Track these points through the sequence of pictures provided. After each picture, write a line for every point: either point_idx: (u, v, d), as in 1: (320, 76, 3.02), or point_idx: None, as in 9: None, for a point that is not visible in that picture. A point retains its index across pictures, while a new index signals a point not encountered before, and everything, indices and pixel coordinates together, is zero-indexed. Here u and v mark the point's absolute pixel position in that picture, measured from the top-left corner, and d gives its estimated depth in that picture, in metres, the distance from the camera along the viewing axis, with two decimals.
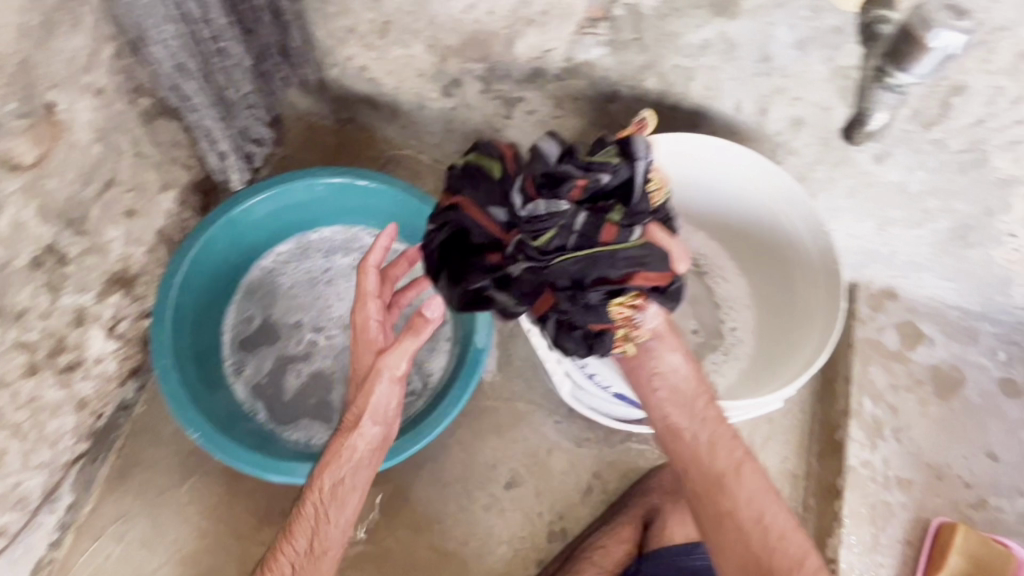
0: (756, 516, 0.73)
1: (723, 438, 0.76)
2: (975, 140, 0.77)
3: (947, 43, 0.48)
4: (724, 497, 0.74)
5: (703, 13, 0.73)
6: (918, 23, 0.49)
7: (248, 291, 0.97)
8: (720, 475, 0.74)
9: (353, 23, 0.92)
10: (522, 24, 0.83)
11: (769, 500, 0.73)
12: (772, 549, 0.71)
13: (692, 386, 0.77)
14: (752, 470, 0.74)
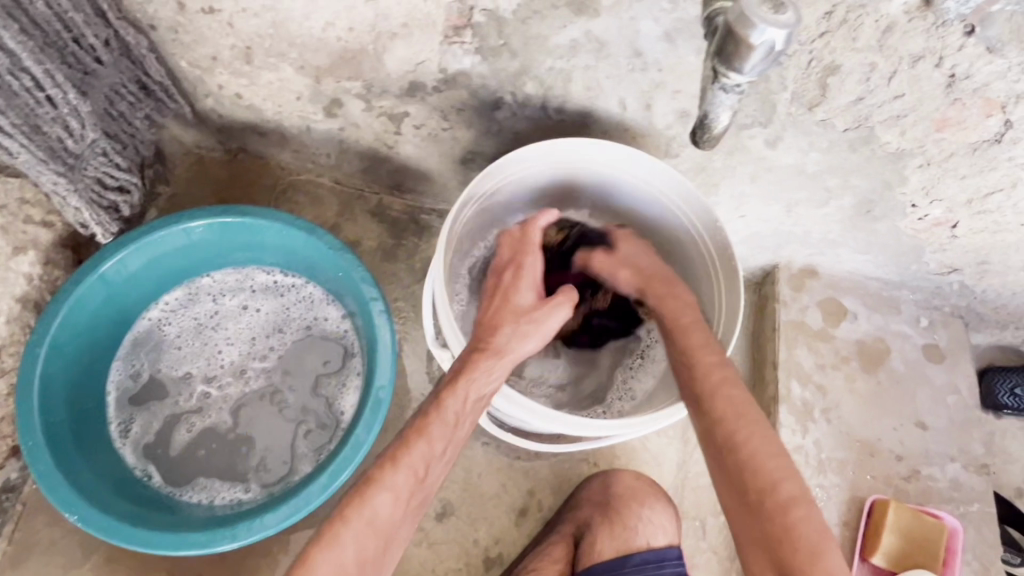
0: (727, 438, 0.63)
1: (709, 353, 0.70)
2: (859, 118, 0.75)
3: (771, 38, 0.42)
4: (716, 412, 0.65)
5: (564, 13, 0.69)
6: (738, 18, 0.43)
7: (132, 347, 0.92)
8: (712, 390, 0.67)
9: (213, 51, 0.86)
10: (386, 38, 0.78)
11: (765, 434, 0.62)
12: (756, 467, 0.60)
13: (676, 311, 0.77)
14: (754, 404, 0.65)
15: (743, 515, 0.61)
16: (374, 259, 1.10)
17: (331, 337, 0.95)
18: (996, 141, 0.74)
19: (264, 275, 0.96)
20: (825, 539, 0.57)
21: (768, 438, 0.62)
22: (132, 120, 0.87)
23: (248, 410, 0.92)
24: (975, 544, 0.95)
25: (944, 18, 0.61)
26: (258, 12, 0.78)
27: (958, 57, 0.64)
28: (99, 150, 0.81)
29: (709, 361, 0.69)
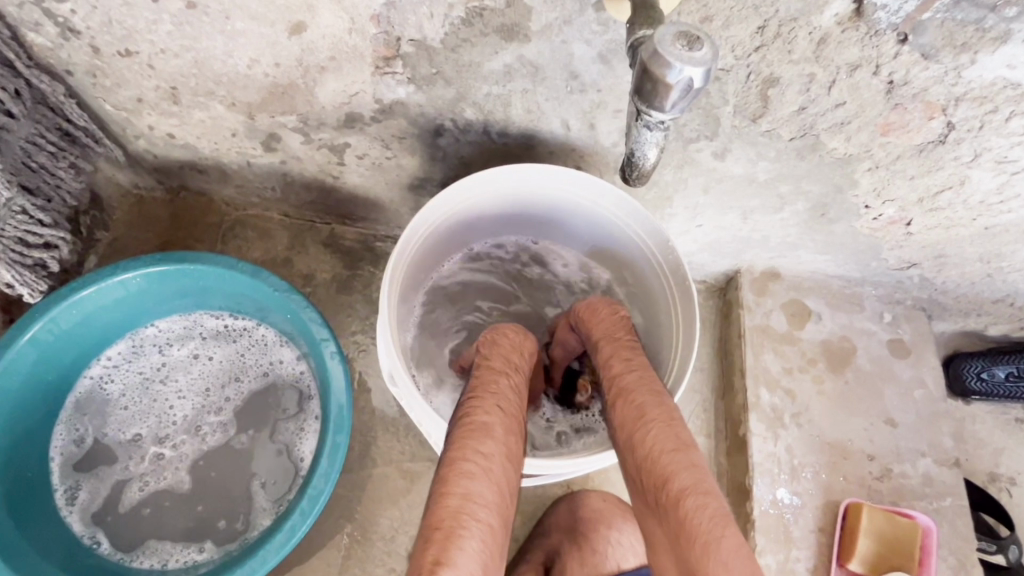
0: (631, 441, 0.67)
1: (619, 362, 0.74)
2: (804, 127, 0.74)
3: (688, 76, 0.42)
4: (620, 420, 0.69)
5: (494, 40, 0.66)
6: (652, 57, 0.42)
7: (75, 408, 0.88)
8: (618, 397, 0.71)
9: (136, 93, 0.81)
10: (315, 72, 0.75)
11: (660, 424, 0.65)
12: (650, 463, 0.63)
13: (605, 326, 0.79)
14: (654, 403, 0.68)
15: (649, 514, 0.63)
16: (329, 293, 1.06)
17: (286, 379, 0.92)
18: (940, 142, 0.74)
19: (211, 320, 0.93)
20: (717, 525, 0.57)
21: (669, 432, 0.65)
22: (55, 172, 0.82)
23: (204, 464, 0.89)
24: (950, 539, 0.95)
25: (877, 27, 0.59)
26: (177, 53, 0.74)
27: (894, 64, 0.63)
28: (16, 208, 0.76)
29: (616, 369, 0.73)
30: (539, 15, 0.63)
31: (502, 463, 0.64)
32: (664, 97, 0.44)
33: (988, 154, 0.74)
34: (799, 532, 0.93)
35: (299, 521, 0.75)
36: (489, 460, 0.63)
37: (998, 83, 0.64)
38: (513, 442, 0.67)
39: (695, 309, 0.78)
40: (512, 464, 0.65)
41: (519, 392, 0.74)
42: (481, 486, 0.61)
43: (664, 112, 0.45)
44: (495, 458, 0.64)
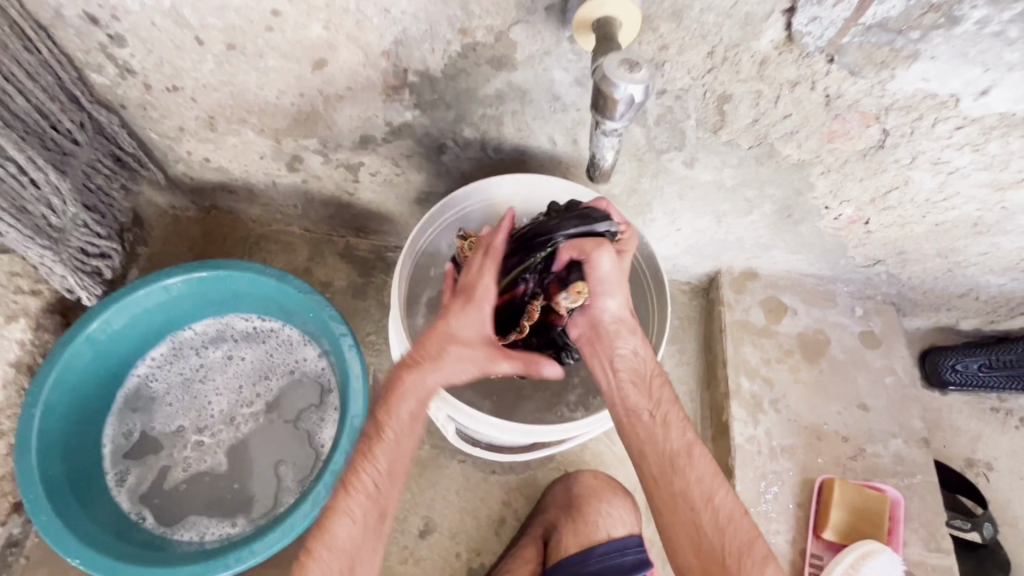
0: (708, 498, 0.70)
1: (677, 412, 0.74)
2: (760, 137, 0.84)
3: (630, 92, 0.53)
4: (696, 476, 0.71)
5: (486, 69, 0.78)
6: (601, 79, 0.54)
7: (124, 404, 0.99)
8: (690, 449, 0.72)
9: (179, 122, 0.93)
10: (335, 100, 0.87)
11: (720, 485, 0.71)
12: (731, 527, 0.70)
13: (649, 368, 0.76)
14: (704, 454, 0.72)
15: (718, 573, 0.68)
16: (345, 298, 1.17)
17: (309, 375, 1.02)
18: (880, 147, 0.84)
19: (242, 323, 1.04)
20: None
21: (727, 497, 0.71)
22: (108, 192, 0.95)
23: (240, 451, 0.99)
24: (920, 512, 1.03)
25: (806, 50, 0.70)
26: (216, 87, 0.86)
27: (827, 80, 0.74)
28: (80, 223, 0.88)
29: (678, 420, 0.74)
30: (523, 48, 0.74)
31: (322, 561, 0.68)
32: (613, 109, 0.56)
33: (923, 156, 0.84)
34: (778, 507, 1.02)
35: (322, 493, 0.84)
36: (320, 559, 0.68)
37: (919, 94, 0.74)
38: (354, 536, 0.70)
39: (667, 297, 0.90)
40: (336, 555, 0.69)
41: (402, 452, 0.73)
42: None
43: (614, 121, 0.56)
44: (318, 558, 0.68)
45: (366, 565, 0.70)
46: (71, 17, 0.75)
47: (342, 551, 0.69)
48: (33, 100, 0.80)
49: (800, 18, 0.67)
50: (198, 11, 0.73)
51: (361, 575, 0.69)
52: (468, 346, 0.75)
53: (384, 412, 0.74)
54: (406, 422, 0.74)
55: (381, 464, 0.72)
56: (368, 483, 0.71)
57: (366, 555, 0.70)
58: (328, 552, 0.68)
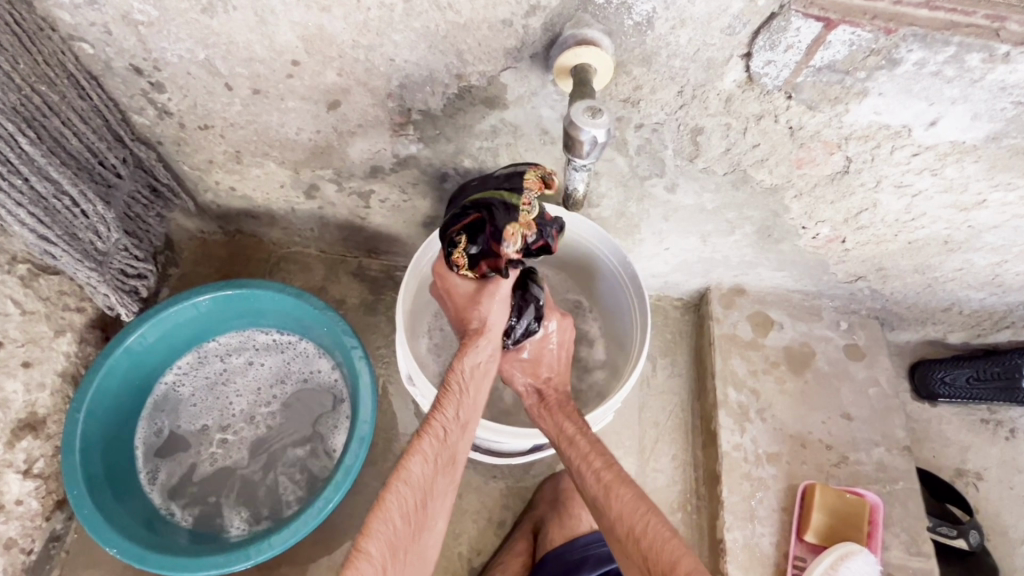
0: (628, 530, 0.76)
1: (596, 458, 0.83)
2: (733, 164, 0.92)
3: (595, 134, 0.67)
4: (614, 514, 0.78)
5: (482, 108, 0.87)
6: (571, 127, 0.67)
7: (155, 407, 1.08)
8: (608, 490, 0.80)
9: (210, 156, 1.04)
10: (348, 136, 0.96)
11: (636, 514, 0.76)
12: (654, 552, 0.73)
13: (571, 426, 0.87)
14: (621, 488, 0.79)
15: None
16: (358, 314, 1.26)
17: (323, 383, 1.11)
18: (845, 172, 0.91)
19: (262, 334, 1.13)
20: None
21: (655, 523, 0.75)
22: (145, 219, 1.05)
23: (260, 448, 1.08)
24: (901, 517, 1.08)
25: (766, 89, 0.78)
26: (242, 125, 0.96)
27: (789, 114, 0.82)
28: (122, 247, 0.98)
29: (598, 464, 0.83)
30: (513, 90, 0.83)
31: (399, 492, 0.76)
32: (582, 150, 0.69)
33: (887, 180, 0.91)
34: (763, 511, 1.09)
35: (332, 490, 0.92)
36: (399, 491, 0.76)
37: (874, 126, 0.82)
38: (427, 473, 0.78)
39: (648, 327, 0.99)
40: (411, 489, 0.77)
41: (467, 409, 0.84)
42: (378, 523, 0.74)
43: (584, 159, 0.70)
44: (395, 489, 0.76)
45: (436, 506, 0.78)
46: (119, 68, 0.86)
47: (417, 486, 0.77)
48: (86, 140, 0.90)
49: (757, 61, 0.75)
50: (228, 61, 0.83)
51: (430, 513, 0.78)
52: (477, 304, 0.87)
53: (453, 369, 0.84)
54: (473, 381, 0.85)
55: (455, 417, 0.82)
56: (441, 427, 0.81)
57: (436, 495, 0.78)
58: (406, 485, 0.76)
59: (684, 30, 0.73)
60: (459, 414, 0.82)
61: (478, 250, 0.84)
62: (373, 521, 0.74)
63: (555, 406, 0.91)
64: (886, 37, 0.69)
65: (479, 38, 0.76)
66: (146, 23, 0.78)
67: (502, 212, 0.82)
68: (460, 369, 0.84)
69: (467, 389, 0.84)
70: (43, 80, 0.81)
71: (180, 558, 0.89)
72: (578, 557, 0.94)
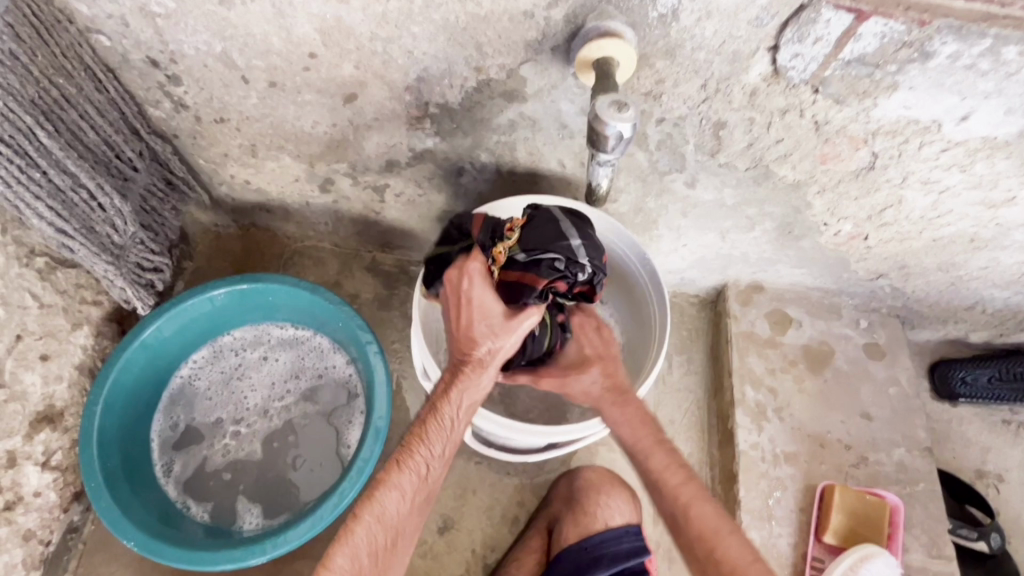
0: (710, 549, 0.76)
1: (675, 473, 0.82)
2: (755, 160, 0.90)
3: (621, 128, 0.66)
4: (696, 534, 0.77)
5: (500, 102, 0.86)
6: (597, 121, 0.66)
7: (170, 400, 1.08)
8: (687, 508, 0.79)
9: (225, 149, 1.03)
10: (364, 130, 0.95)
11: (721, 535, 0.76)
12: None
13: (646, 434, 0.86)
14: (700, 506, 0.78)
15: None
16: (372, 309, 1.26)
17: (338, 378, 1.11)
18: (871, 168, 0.89)
19: (278, 329, 1.13)
20: None
21: (742, 547, 0.75)
22: (161, 212, 1.05)
23: (274, 441, 1.08)
24: (922, 519, 1.06)
25: (792, 82, 0.76)
26: (258, 118, 0.95)
27: (815, 108, 0.80)
28: (138, 241, 0.98)
29: (675, 480, 0.81)
30: (532, 83, 0.82)
31: (368, 528, 0.75)
32: (608, 144, 0.68)
33: (914, 176, 0.89)
34: (780, 511, 1.08)
35: (348, 486, 0.91)
36: (369, 528, 0.74)
37: (903, 120, 0.80)
38: (402, 511, 0.77)
39: (667, 327, 0.97)
40: (385, 528, 0.75)
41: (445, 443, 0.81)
42: (342, 558, 0.73)
43: (609, 153, 0.69)
44: (365, 524, 0.75)
45: (406, 542, 0.77)
46: (136, 61, 0.85)
47: (390, 525, 0.76)
48: (103, 133, 0.89)
49: (784, 54, 0.73)
50: (245, 54, 0.83)
51: (400, 549, 0.77)
52: (494, 333, 0.82)
53: (441, 399, 0.82)
54: (459, 415, 0.82)
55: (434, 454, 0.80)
56: (423, 465, 0.79)
57: (407, 533, 0.77)
58: (378, 523, 0.75)
59: (709, 22, 0.71)
60: (444, 450, 0.81)
61: (524, 257, 0.81)
62: (336, 553, 0.73)
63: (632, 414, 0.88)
64: (919, 29, 0.67)
65: (500, 30, 0.75)
66: (163, 15, 0.78)
67: (534, 221, 0.84)
68: (454, 402, 0.81)
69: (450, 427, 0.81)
70: (60, 73, 0.81)
71: (198, 551, 0.89)
72: (593, 555, 0.92)
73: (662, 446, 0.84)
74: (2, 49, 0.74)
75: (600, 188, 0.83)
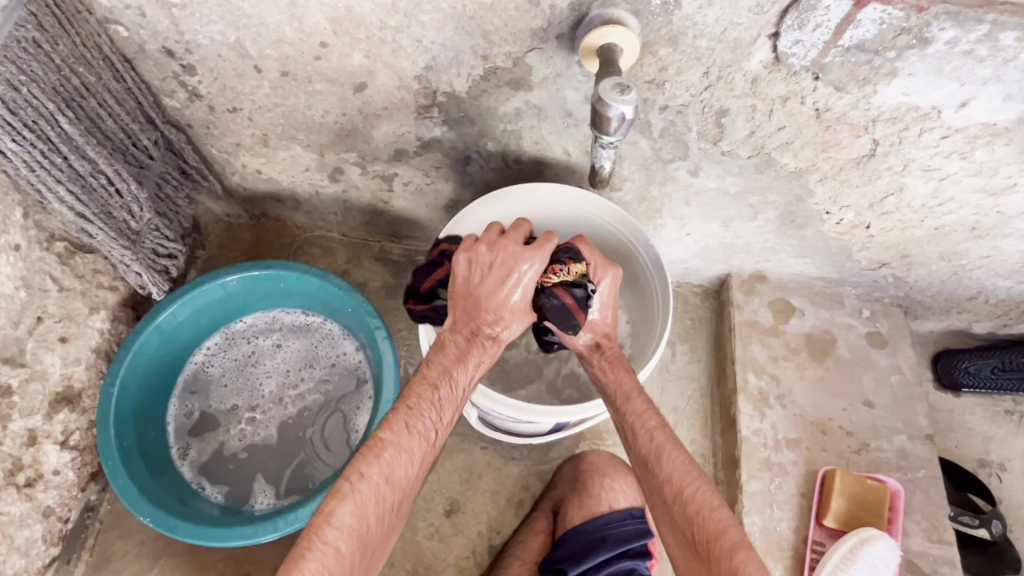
0: (677, 492, 0.75)
1: (651, 417, 0.81)
2: (757, 148, 0.91)
3: (624, 111, 0.67)
4: (664, 476, 0.76)
5: (506, 90, 0.88)
6: (601, 103, 0.68)
7: (186, 386, 1.11)
8: (660, 451, 0.78)
9: (237, 138, 1.05)
10: (373, 119, 0.97)
11: (690, 478, 0.75)
12: (700, 516, 0.72)
13: (625, 382, 0.84)
14: (674, 450, 0.77)
15: (696, 564, 0.71)
16: (380, 298, 1.28)
17: (348, 364, 1.13)
18: (872, 155, 0.90)
19: (289, 316, 1.15)
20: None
21: (708, 490, 0.74)
22: (174, 200, 1.07)
23: (288, 427, 1.10)
24: (923, 505, 1.08)
25: (793, 69, 0.78)
26: (270, 108, 0.97)
27: (816, 95, 0.81)
28: (153, 227, 1.01)
29: (650, 424, 0.80)
30: (538, 71, 0.84)
31: (377, 487, 0.70)
32: (611, 126, 0.70)
33: (915, 164, 0.90)
34: (781, 496, 1.09)
35: None
36: (378, 487, 0.70)
37: (903, 107, 0.81)
38: (409, 473, 0.73)
39: (669, 323, 0.99)
40: (392, 489, 0.71)
41: (452, 405, 0.78)
42: (348, 516, 0.68)
43: (612, 135, 0.71)
44: (372, 482, 0.70)
45: (407, 504, 0.74)
46: (152, 51, 0.88)
47: (397, 485, 0.71)
48: (120, 121, 0.92)
49: (785, 41, 0.74)
50: (258, 44, 0.85)
51: (403, 511, 0.73)
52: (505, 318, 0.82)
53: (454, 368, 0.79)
54: (468, 379, 0.80)
55: (439, 415, 0.77)
56: (430, 427, 0.75)
57: (412, 494, 0.74)
58: (386, 483, 0.71)
59: (711, 10, 0.73)
60: (452, 417, 0.78)
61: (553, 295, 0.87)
62: (342, 511, 0.68)
63: (613, 357, 0.87)
64: (917, 15, 0.68)
65: (506, 19, 0.77)
66: (179, 5, 0.80)
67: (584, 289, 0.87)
68: (464, 374, 0.80)
69: (459, 397, 0.79)
70: (80, 61, 0.83)
71: (214, 529, 0.91)
72: (599, 535, 0.93)
73: (638, 390, 0.84)
74: (25, 37, 0.76)
75: (603, 173, 0.85)
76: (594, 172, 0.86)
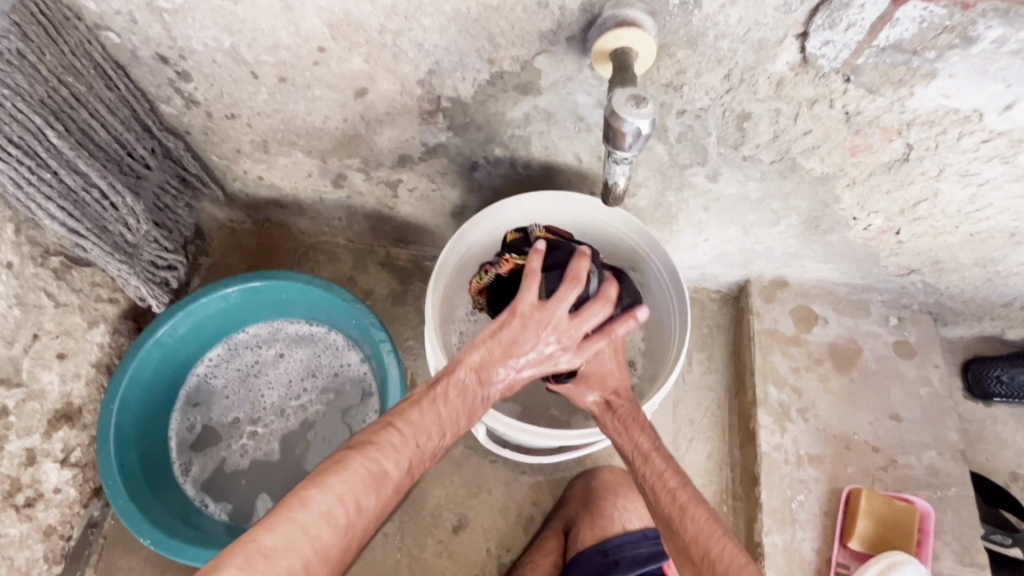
0: (704, 554, 0.68)
1: (669, 475, 0.75)
2: (781, 152, 0.86)
3: (639, 125, 0.63)
4: (688, 537, 0.70)
5: (513, 95, 0.83)
6: (614, 117, 0.63)
7: (187, 400, 1.09)
8: (682, 510, 0.72)
9: (237, 145, 1.02)
10: (376, 124, 0.93)
11: (715, 537, 0.69)
12: None
13: (641, 440, 0.78)
14: (696, 505, 0.72)
15: None
16: (386, 306, 1.25)
17: (353, 376, 1.10)
18: (905, 160, 0.84)
19: (293, 326, 1.12)
20: None
21: (734, 549, 0.68)
22: (174, 209, 1.04)
23: (291, 442, 1.08)
24: (953, 526, 1.03)
25: (822, 71, 0.72)
26: (269, 114, 0.94)
27: (846, 98, 0.75)
28: (151, 239, 0.98)
29: (670, 482, 0.74)
30: (547, 74, 0.79)
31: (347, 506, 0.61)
32: (626, 141, 0.65)
33: (951, 168, 0.84)
34: (803, 515, 1.05)
35: None
36: (350, 507, 0.61)
37: (941, 110, 0.75)
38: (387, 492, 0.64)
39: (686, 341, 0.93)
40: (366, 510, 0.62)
41: (454, 430, 0.73)
42: (318, 544, 0.58)
43: (627, 151, 0.66)
44: (343, 504, 0.61)
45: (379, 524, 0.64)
46: (145, 57, 0.84)
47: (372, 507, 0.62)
48: (114, 132, 0.89)
49: (814, 42, 0.69)
50: (253, 49, 0.81)
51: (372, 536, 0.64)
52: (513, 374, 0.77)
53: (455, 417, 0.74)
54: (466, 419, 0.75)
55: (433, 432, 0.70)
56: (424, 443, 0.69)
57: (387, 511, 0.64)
58: (357, 503, 0.61)
59: (733, 9, 0.67)
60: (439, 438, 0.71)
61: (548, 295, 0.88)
62: (309, 535, 0.58)
63: (627, 417, 0.81)
64: (962, 13, 0.63)
65: (513, 21, 0.72)
66: (170, 10, 0.76)
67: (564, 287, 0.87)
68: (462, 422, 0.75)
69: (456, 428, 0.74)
70: (69, 71, 0.80)
71: (214, 551, 0.89)
72: (613, 558, 0.91)
73: (660, 448, 0.78)
74: (9, 49, 0.73)
75: (615, 189, 0.81)
76: (607, 188, 0.82)
